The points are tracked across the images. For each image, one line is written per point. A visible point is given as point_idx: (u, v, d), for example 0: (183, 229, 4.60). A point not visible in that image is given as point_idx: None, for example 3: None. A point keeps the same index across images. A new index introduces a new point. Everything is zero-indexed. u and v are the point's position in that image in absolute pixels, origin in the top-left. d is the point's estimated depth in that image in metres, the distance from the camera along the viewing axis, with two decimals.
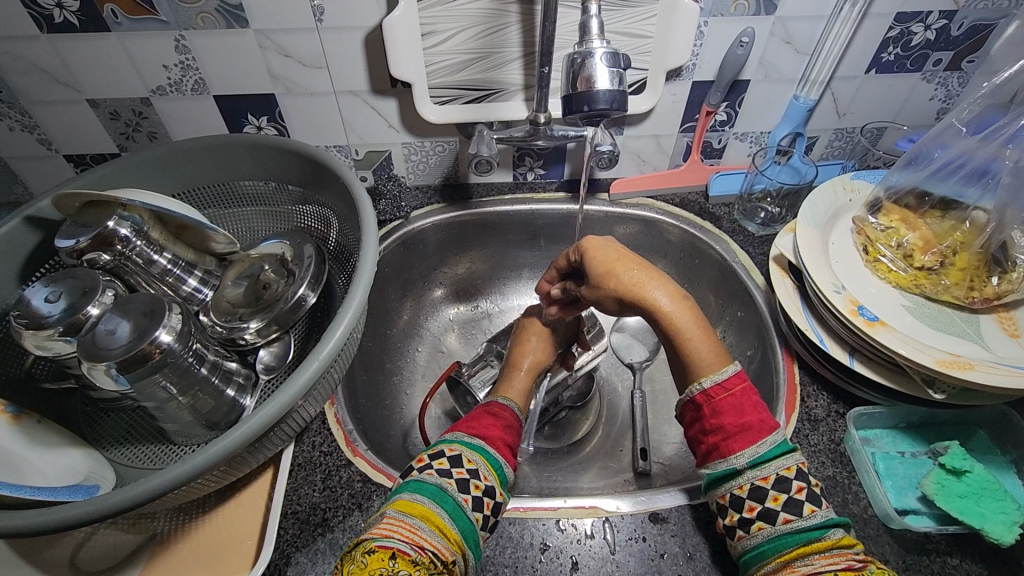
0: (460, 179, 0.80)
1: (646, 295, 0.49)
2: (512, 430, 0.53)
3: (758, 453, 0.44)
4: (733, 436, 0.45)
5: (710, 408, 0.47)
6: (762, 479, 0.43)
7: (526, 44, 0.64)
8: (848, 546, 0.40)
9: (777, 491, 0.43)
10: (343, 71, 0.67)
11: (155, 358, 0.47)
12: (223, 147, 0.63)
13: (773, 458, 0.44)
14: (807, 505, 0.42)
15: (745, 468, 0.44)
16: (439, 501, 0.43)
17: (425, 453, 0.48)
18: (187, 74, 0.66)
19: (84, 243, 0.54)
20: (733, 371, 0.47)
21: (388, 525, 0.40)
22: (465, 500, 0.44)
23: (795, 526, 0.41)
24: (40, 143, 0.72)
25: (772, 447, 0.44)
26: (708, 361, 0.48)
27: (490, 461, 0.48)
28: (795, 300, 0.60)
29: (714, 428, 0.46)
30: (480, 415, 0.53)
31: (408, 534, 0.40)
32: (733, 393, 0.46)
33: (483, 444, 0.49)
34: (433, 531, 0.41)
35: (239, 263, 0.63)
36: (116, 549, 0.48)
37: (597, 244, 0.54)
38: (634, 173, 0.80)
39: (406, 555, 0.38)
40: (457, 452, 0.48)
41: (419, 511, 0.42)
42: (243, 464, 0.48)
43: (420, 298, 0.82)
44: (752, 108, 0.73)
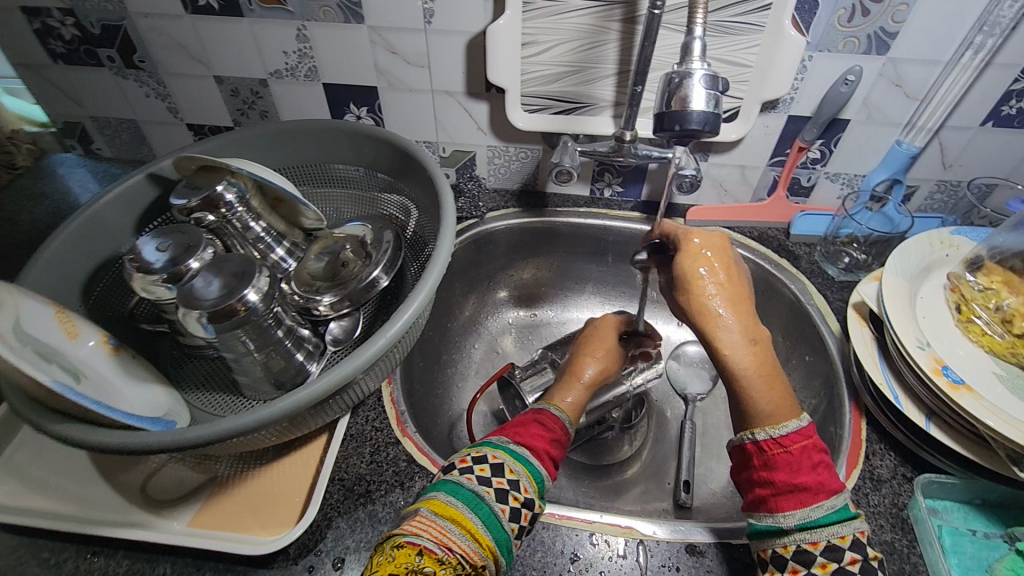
0: (538, 188, 0.82)
1: (713, 318, 0.49)
2: (558, 443, 0.53)
3: (809, 516, 0.42)
4: (783, 493, 0.43)
5: (762, 460, 0.45)
6: (809, 543, 0.41)
7: (622, 62, 0.65)
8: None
9: (828, 558, 0.41)
10: (443, 72, 0.70)
11: (239, 314, 0.51)
12: (324, 132, 0.68)
13: (828, 523, 0.42)
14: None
15: (793, 528, 0.42)
16: (473, 507, 0.43)
17: (467, 456, 0.48)
18: (302, 62, 0.72)
19: (194, 203, 0.58)
20: (795, 426, 0.45)
21: (418, 524, 0.42)
22: (502, 509, 0.44)
23: None
24: (168, 111, 0.80)
25: (826, 512, 0.42)
26: (766, 414, 0.46)
27: (531, 474, 0.48)
28: (871, 350, 0.57)
29: (763, 481, 0.45)
30: (529, 423, 0.53)
31: (437, 534, 0.41)
32: (789, 450, 0.44)
33: (527, 456, 0.49)
34: (463, 535, 0.42)
35: (322, 240, 0.67)
36: (181, 484, 0.52)
37: (693, 251, 0.52)
38: (713, 202, 0.79)
39: (434, 554, 0.39)
40: (501, 461, 0.48)
41: (452, 513, 0.42)
42: (302, 425, 0.51)
43: (484, 298, 0.84)
44: (848, 149, 0.70)
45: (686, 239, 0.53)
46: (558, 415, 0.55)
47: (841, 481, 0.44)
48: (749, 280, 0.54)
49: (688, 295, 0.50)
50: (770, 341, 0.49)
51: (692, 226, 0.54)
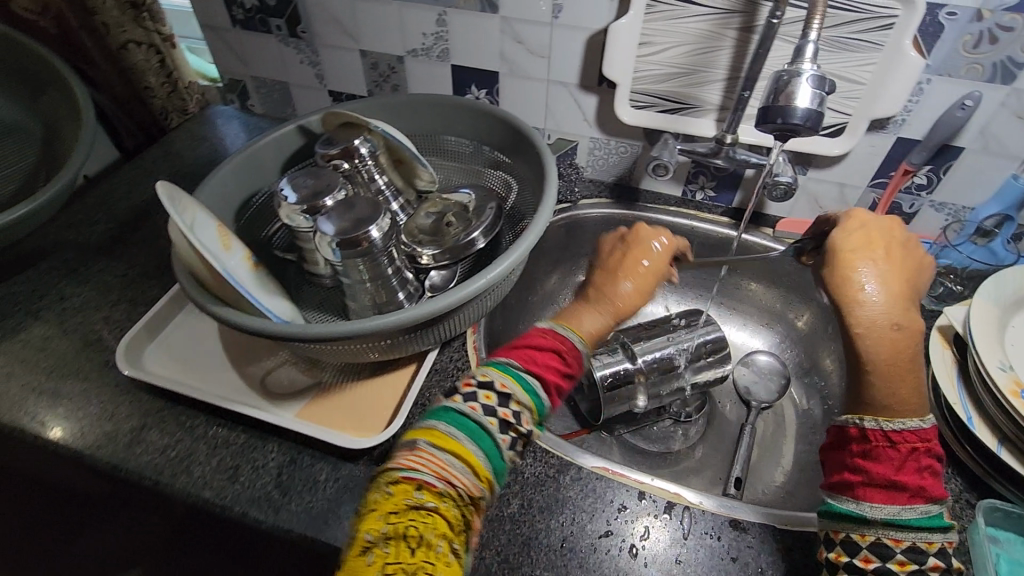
0: (632, 182, 0.86)
1: (855, 289, 0.48)
2: (569, 373, 0.49)
3: (900, 515, 0.43)
4: (874, 483, 0.45)
5: (865, 451, 0.47)
6: (892, 539, 0.43)
7: (733, 69, 0.68)
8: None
9: (907, 558, 0.43)
10: (561, 63, 0.76)
11: (362, 246, 0.59)
12: (448, 106, 0.76)
13: (917, 526, 0.43)
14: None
15: (878, 519, 0.44)
16: (476, 439, 0.42)
17: (473, 379, 0.45)
18: (437, 43, 0.80)
19: (335, 152, 0.68)
20: (919, 425, 0.46)
21: (418, 456, 0.40)
22: (503, 440, 0.43)
23: None
24: (316, 77, 0.92)
25: (920, 514, 0.43)
26: (896, 399, 0.46)
27: (535, 405, 0.45)
28: (949, 371, 0.57)
29: (859, 470, 0.46)
30: (546, 348, 0.49)
31: (436, 468, 0.39)
32: (897, 449, 0.45)
33: (536, 387, 0.45)
34: (465, 469, 0.40)
35: (432, 202, 0.75)
36: (294, 381, 0.62)
37: (846, 232, 0.52)
38: (805, 216, 0.80)
39: (433, 489, 0.38)
40: (508, 390, 0.44)
41: (454, 447, 0.41)
42: (401, 347, 0.58)
43: (564, 279, 0.89)
44: (958, 179, 0.69)
45: (848, 219, 0.54)
46: (577, 345, 0.51)
47: (943, 491, 0.45)
48: (923, 268, 0.53)
49: (834, 266, 0.51)
50: (918, 329, 0.47)
51: (860, 213, 0.54)
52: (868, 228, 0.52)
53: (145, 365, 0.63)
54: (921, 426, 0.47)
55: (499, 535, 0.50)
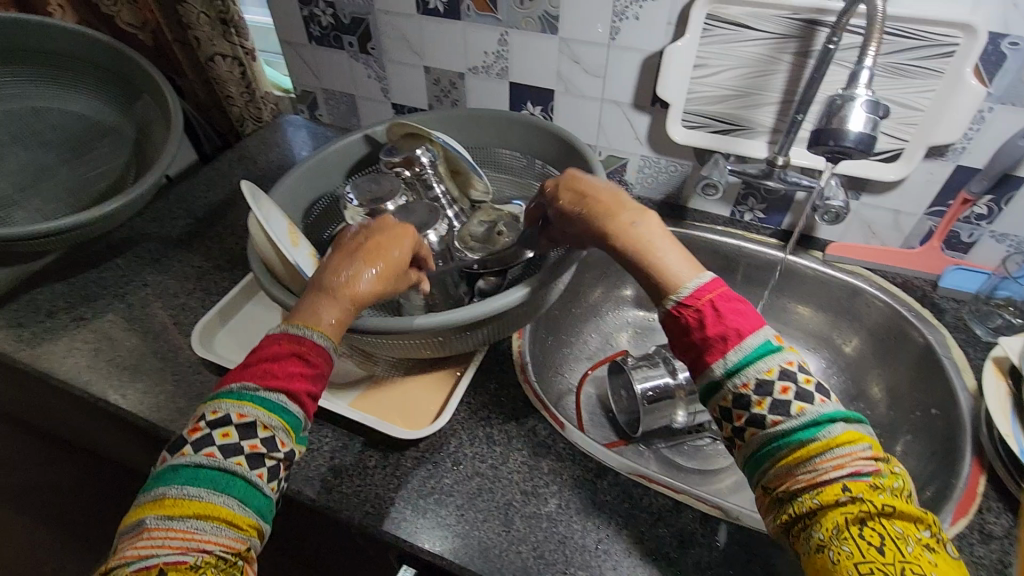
0: (681, 201, 0.87)
1: (654, 259, 0.46)
2: (315, 376, 0.44)
3: (736, 362, 0.41)
4: (711, 349, 0.42)
5: (694, 321, 0.43)
6: (742, 387, 0.40)
7: (787, 92, 0.70)
8: (855, 441, 0.38)
9: (761, 395, 0.40)
10: (615, 83, 0.79)
11: None
12: (505, 121, 0.80)
13: (753, 362, 0.41)
14: (796, 404, 0.39)
15: (722, 376, 0.41)
16: (223, 488, 0.38)
17: (202, 420, 0.41)
18: (497, 61, 0.84)
19: (397, 160, 0.73)
20: (707, 279, 0.44)
21: (154, 537, 0.36)
22: (259, 474, 0.40)
23: (785, 427, 0.39)
24: (381, 91, 0.98)
25: (750, 351, 0.41)
26: (681, 274, 0.45)
27: (290, 424, 0.41)
28: (1004, 404, 0.57)
29: (700, 341, 0.42)
30: (279, 355, 0.43)
31: (179, 542, 0.36)
32: (701, 305, 0.43)
33: (282, 401, 0.41)
34: (218, 527, 0.37)
35: (484, 212, 0.78)
36: (348, 372, 0.65)
37: (587, 183, 0.54)
38: (857, 241, 0.79)
39: (177, 566, 0.35)
40: (248, 417, 0.41)
41: (191, 509, 0.37)
42: (450, 346, 0.61)
43: (608, 293, 0.91)
44: (1020, 208, 0.68)
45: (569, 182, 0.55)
46: (321, 342, 0.45)
47: (762, 320, 0.43)
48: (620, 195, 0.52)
49: (597, 227, 0.50)
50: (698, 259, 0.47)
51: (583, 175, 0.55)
52: (581, 189, 0.53)
53: (217, 350, 0.68)
54: (704, 283, 0.44)
55: (535, 531, 0.52)
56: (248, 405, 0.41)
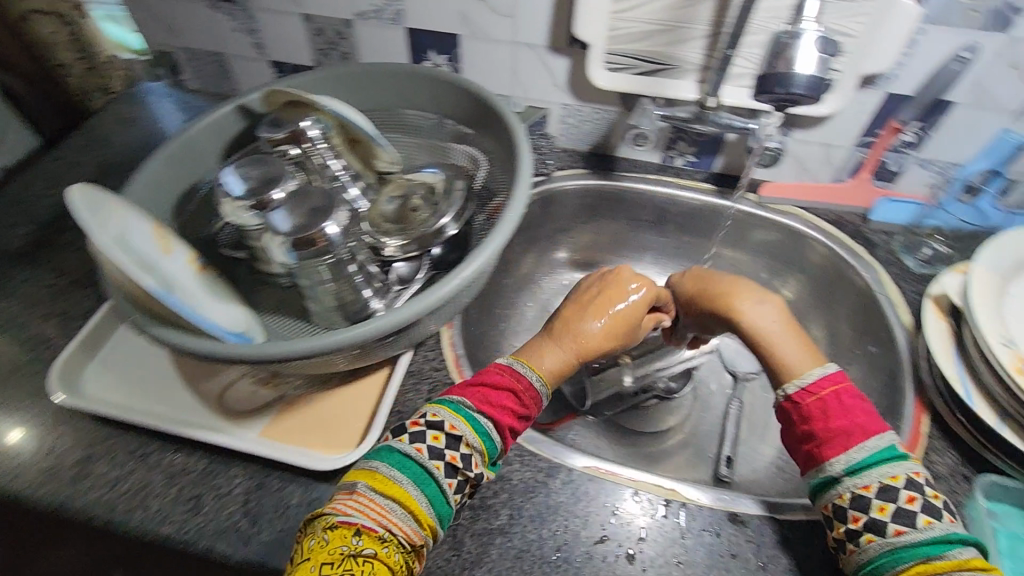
0: (609, 151, 0.81)
1: (750, 321, 0.53)
2: (523, 419, 0.49)
3: (854, 460, 0.42)
4: (826, 442, 0.44)
5: (799, 414, 0.46)
6: (861, 488, 0.41)
7: (715, 24, 0.63)
8: (987, 568, 0.38)
9: (883, 501, 0.41)
10: (527, 23, 0.69)
11: (319, 245, 0.53)
12: (404, 76, 0.69)
13: (874, 465, 0.42)
14: (922, 515, 0.40)
15: (843, 475, 0.42)
16: (421, 485, 0.42)
17: (422, 416, 0.46)
18: (388, 4, 0.72)
19: (280, 136, 0.62)
20: (823, 374, 0.47)
21: (361, 500, 0.41)
22: (450, 485, 0.43)
23: (905, 538, 0.39)
24: (255, 47, 0.82)
25: (874, 452, 0.42)
26: (793, 362, 0.49)
27: (487, 450, 0.45)
28: (946, 345, 0.55)
29: (806, 434, 0.45)
30: (502, 388, 0.48)
31: (375, 514, 0.40)
32: (821, 397, 0.46)
33: (488, 429, 0.46)
34: (405, 515, 0.41)
35: (395, 184, 0.69)
36: (252, 396, 0.56)
37: (626, 273, 0.59)
38: (790, 180, 0.76)
39: (372, 532, 0.39)
40: (458, 431, 0.45)
41: (395, 492, 0.41)
42: (370, 354, 0.54)
43: (540, 257, 0.85)
44: (949, 135, 0.65)
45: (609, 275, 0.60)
46: (536, 385, 0.50)
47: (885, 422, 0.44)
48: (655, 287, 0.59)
49: (614, 308, 0.56)
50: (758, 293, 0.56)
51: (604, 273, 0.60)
52: (609, 279, 0.59)
53: (85, 390, 0.56)
54: (827, 373, 0.47)
55: (490, 549, 0.48)
56: (455, 418, 0.46)
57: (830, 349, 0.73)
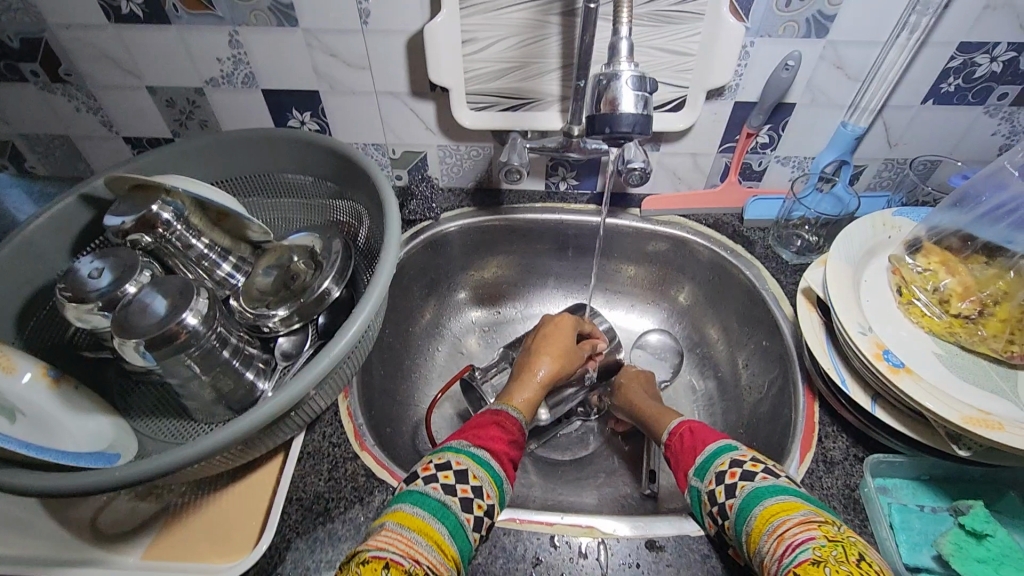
0: (492, 185, 0.81)
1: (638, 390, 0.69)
2: (515, 446, 0.54)
3: (698, 464, 0.49)
4: (683, 462, 0.51)
5: (670, 452, 0.54)
6: (705, 484, 0.47)
7: (565, 56, 0.64)
8: (786, 510, 0.40)
9: (717, 485, 0.46)
10: (384, 72, 0.68)
11: (180, 338, 0.49)
12: (265, 140, 0.66)
13: (710, 462, 0.48)
14: (739, 484, 0.45)
15: (697, 481, 0.48)
16: (440, 517, 0.44)
17: (431, 462, 0.49)
18: (238, 68, 0.69)
19: (129, 224, 0.56)
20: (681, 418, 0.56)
21: (385, 537, 0.41)
22: (467, 519, 0.45)
23: (735, 508, 0.44)
24: (102, 125, 0.77)
25: (710, 454, 0.49)
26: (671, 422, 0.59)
27: (493, 479, 0.49)
28: (820, 336, 0.57)
29: (675, 465, 0.52)
30: (489, 426, 0.54)
31: (404, 547, 0.40)
32: (677, 432, 0.54)
33: (487, 458, 0.50)
34: (431, 547, 0.42)
35: (271, 254, 0.65)
36: (131, 514, 0.52)
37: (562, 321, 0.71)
38: (668, 190, 0.79)
39: (400, 564, 0.39)
40: (464, 466, 0.49)
41: (417, 525, 0.42)
42: (254, 447, 0.50)
43: (444, 299, 0.83)
44: (796, 133, 0.71)
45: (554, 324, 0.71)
46: (515, 415, 0.57)
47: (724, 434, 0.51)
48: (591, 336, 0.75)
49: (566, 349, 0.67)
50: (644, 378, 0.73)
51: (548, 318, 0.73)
52: (558, 327, 0.71)
53: None
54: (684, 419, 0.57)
55: None
56: (461, 456, 0.50)
57: (729, 347, 0.75)
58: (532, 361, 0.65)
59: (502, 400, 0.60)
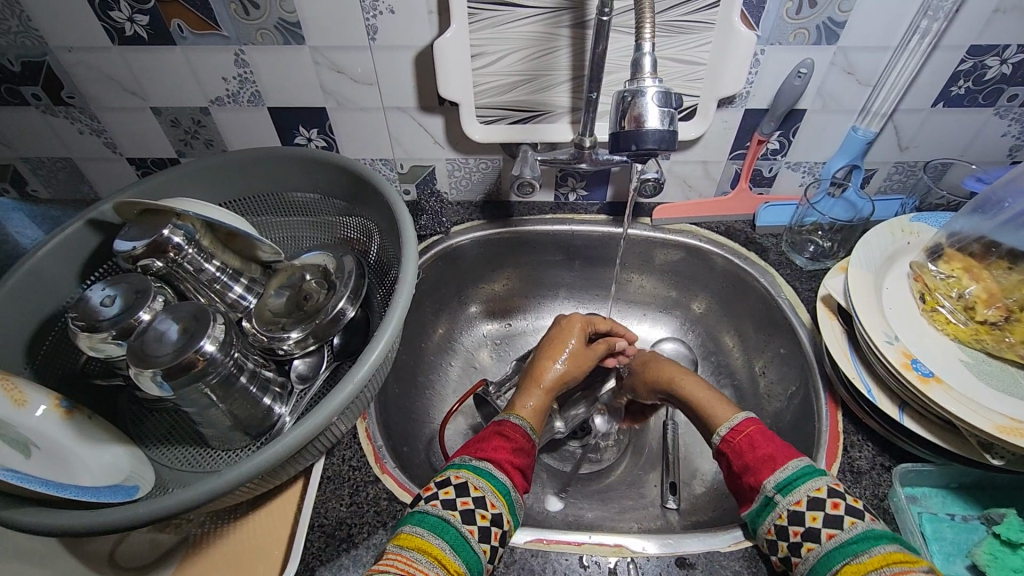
0: (501, 198, 0.80)
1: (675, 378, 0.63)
2: (521, 453, 0.54)
3: (781, 479, 0.46)
4: (758, 469, 0.48)
5: (732, 451, 0.51)
6: (794, 504, 0.44)
7: (575, 68, 0.64)
8: (905, 560, 0.38)
9: (813, 510, 0.43)
10: (392, 88, 0.67)
11: (198, 366, 0.48)
12: (274, 159, 0.65)
13: (798, 481, 0.45)
14: (847, 517, 0.42)
15: (776, 495, 0.46)
16: (439, 533, 0.44)
17: (432, 481, 0.49)
18: (244, 86, 0.68)
19: (140, 249, 0.56)
20: (744, 417, 0.53)
21: (386, 560, 0.42)
22: (470, 530, 0.45)
23: (837, 539, 0.41)
24: (106, 147, 0.76)
25: (795, 472, 0.46)
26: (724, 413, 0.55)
27: (495, 488, 0.49)
28: (842, 345, 0.57)
29: (742, 469, 0.49)
30: (490, 438, 0.54)
31: (402, 567, 0.41)
32: (744, 433, 0.51)
33: (490, 470, 0.50)
34: (431, 564, 0.42)
35: (281, 273, 0.65)
36: (150, 546, 0.51)
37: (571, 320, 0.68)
38: (679, 199, 0.78)
39: None
40: (463, 479, 0.49)
41: (417, 544, 0.43)
42: (276, 475, 0.49)
43: (455, 313, 0.83)
44: (807, 138, 0.70)
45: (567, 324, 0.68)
46: (518, 423, 0.56)
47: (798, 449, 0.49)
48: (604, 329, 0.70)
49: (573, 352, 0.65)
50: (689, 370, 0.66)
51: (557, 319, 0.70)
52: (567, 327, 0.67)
53: None
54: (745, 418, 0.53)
55: None
56: (462, 471, 0.50)
57: (745, 355, 0.75)
58: (540, 364, 0.64)
59: (507, 409, 0.60)
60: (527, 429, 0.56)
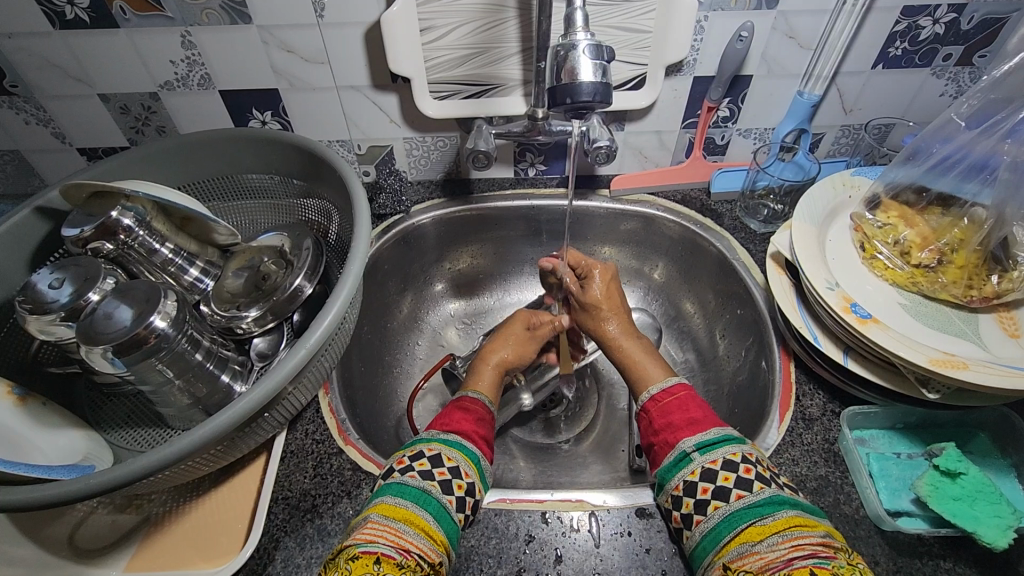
0: (461, 175, 0.81)
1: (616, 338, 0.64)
2: (483, 422, 0.55)
3: (703, 439, 0.49)
4: (680, 428, 0.51)
5: (659, 409, 0.53)
6: (710, 462, 0.46)
7: (524, 39, 0.65)
8: (805, 526, 0.40)
9: (728, 470, 0.46)
10: (345, 67, 0.67)
11: (150, 343, 0.48)
12: (226, 141, 0.65)
13: (719, 443, 0.48)
14: (756, 482, 0.44)
15: (694, 453, 0.48)
16: (422, 503, 0.45)
17: (404, 456, 0.49)
18: (193, 69, 0.67)
19: (88, 232, 0.55)
20: (676, 381, 0.56)
21: (372, 529, 0.42)
22: (449, 500, 0.46)
23: (747, 501, 0.43)
24: (55, 137, 0.74)
25: (716, 436, 0.49)
26: (656, 376, 0.57)
27: (469, 456, 0.50)
28: (790, 297, 0.59)
29: (662, 428, 0.52)
30: (452, 411, 0.55)
31: (393, 538, 0.41)
32: (677, 395, 0.54)
33: (460, 441, 0.51)
34: (418, 534, 0.42)
35: (241, 255, 0.65)
36: (111, 527, 0.50)
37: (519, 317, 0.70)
38: (635, 170, 0.80)
39: (390, 559, 0.39)
40: (436, 451, 0.50)
41: (404, 514, 0.43)
42: (233, 448, 0.49)
43: (421, 293, 0.83)
44: (754, 104, 0.72)
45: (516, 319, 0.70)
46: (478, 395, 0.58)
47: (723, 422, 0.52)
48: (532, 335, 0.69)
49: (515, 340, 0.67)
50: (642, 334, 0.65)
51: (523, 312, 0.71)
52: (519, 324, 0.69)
53: None
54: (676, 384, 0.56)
55: None
56: (435, 443, 0.51)
57: (706, 320, 0.76)
58: (490, 348, 0.66)
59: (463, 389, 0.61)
60: (484, 400, 0.58)
